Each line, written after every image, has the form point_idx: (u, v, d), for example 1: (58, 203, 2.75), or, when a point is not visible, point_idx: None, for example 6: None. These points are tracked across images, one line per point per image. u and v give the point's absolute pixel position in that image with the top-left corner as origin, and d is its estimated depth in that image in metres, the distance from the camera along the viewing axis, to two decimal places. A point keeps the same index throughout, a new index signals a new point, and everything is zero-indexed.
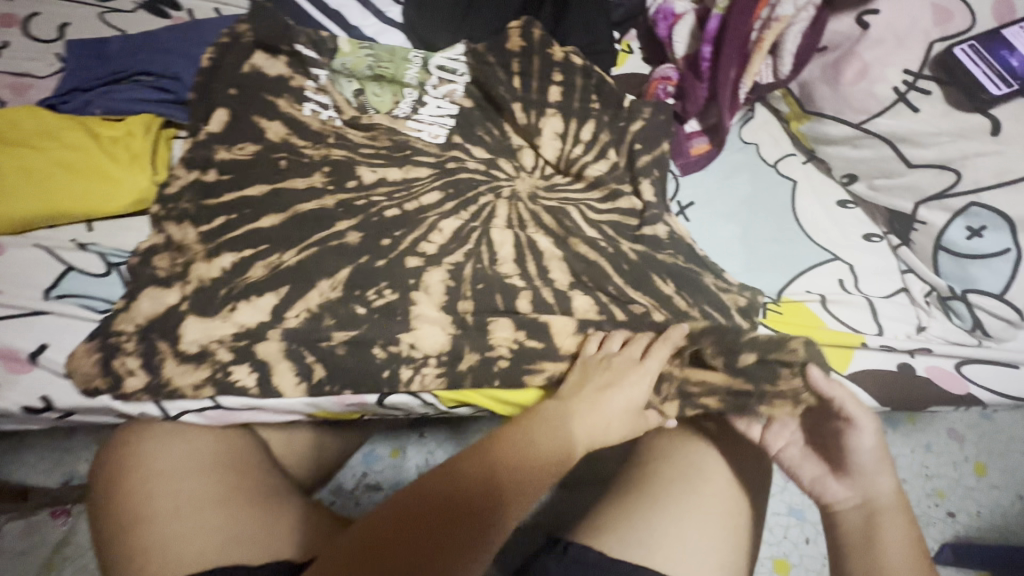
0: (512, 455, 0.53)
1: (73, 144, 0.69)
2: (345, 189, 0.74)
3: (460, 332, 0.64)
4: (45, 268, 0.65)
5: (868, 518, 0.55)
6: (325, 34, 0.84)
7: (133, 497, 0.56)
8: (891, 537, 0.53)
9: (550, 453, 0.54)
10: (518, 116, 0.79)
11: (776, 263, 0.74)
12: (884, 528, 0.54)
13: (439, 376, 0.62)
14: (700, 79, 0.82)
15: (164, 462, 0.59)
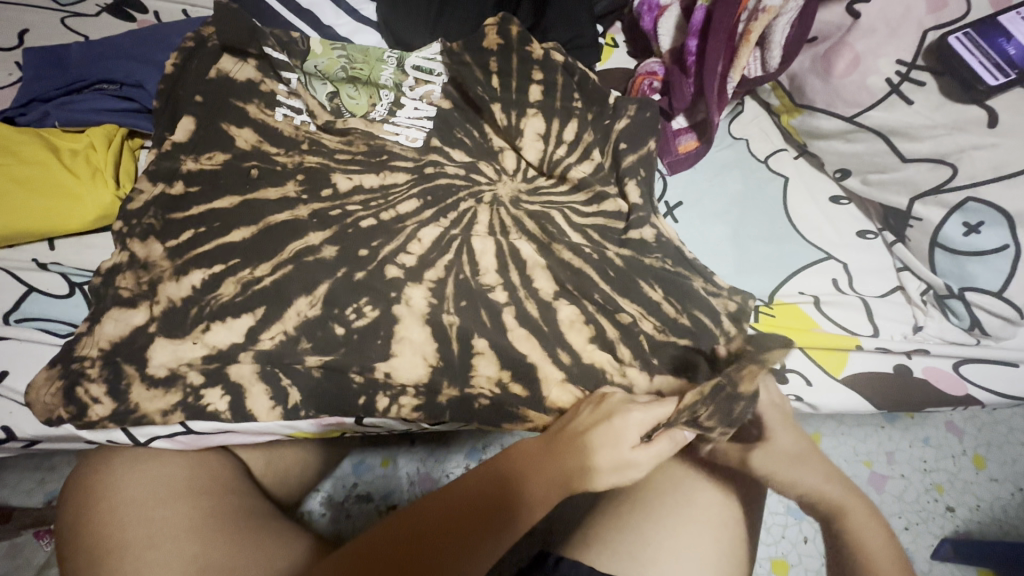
0: (507, 474, 0.53)
1: (30, 159, 0.66)
2: (320, 198, 0.71)
3: (441, 348, 0.62)
4: (5, 290, 0.62)
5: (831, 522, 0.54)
6: (296, 35, 0.81)
7: (104, 523, 0.52)
8: (866, 538, 0.53)
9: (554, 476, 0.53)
10: (498, 118, 0.76)
11: (769, 264, 0.72)
12: (857, 529, 0.53)
13: (416, 410, 0.60)
14: (686, 74, 0.79)
15: (137, 484, 0.55)
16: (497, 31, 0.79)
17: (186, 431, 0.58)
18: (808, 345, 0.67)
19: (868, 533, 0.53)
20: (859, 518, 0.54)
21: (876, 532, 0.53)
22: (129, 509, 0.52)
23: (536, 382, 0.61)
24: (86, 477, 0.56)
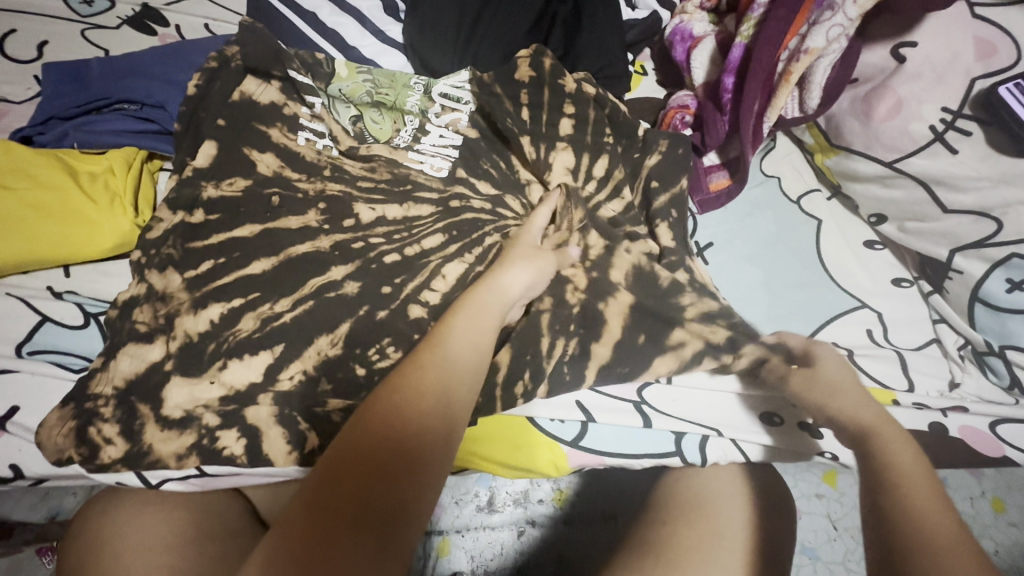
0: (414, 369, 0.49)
1: (49, 184, 0.64)
2: (341, 229, 0.69)
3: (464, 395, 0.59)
4: (19, 320, 0.60)
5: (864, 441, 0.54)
6: (321, 57, 0.80)
7: (105, 542, 0.50)
8: (894, 452, 0.52)
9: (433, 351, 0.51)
10: (527, 152, 0.74)
11: (802, 311, 0.70)
12: (885, 446, 0.52)
13: None
14: (720, 111, 0.77)
15: (136, 515, 0.53)
16: (530, 64, 0.78)
17: (200, 473, 0.55)
18: None
19: (901, 454, 0.52)
20: (894, 444, 0.52)
21: (907, 455, 0.51)
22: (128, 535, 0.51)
23: None
24: (103, 501, 0.55)
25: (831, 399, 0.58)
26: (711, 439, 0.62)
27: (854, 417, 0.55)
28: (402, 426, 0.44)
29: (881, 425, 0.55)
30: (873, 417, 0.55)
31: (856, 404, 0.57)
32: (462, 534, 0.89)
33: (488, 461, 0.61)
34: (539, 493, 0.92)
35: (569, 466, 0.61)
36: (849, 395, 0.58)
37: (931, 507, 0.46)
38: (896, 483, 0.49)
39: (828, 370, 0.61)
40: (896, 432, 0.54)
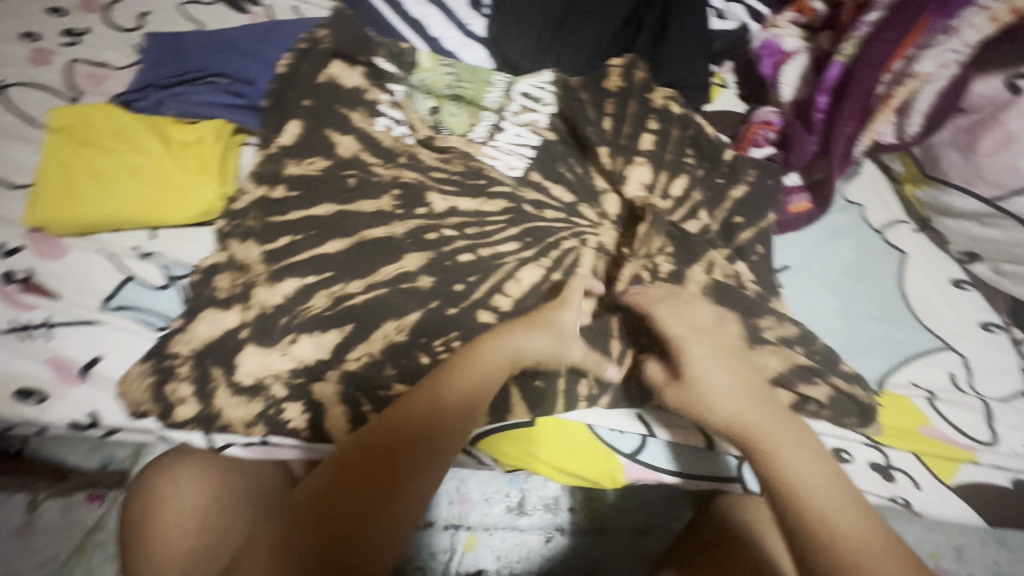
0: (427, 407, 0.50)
1: (145, 148, 0.67)
2: (414, 216, 0.70)
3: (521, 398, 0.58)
4: (106, 276, 0.63)
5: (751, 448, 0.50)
6: (405, 46, 0.80)
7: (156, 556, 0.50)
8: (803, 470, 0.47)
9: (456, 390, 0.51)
10: (604, 158, 0.73)
11: (880, 346, 0.66)
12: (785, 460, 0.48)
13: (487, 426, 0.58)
14: (810, 131, 0.74)
15: (183, 506, 0.53)
16: (621, 75, 0.77)
17: (263, 442, 0.57)
18: (921, 450, 0.61)
19: (802, 465, 0.48)
20: (786, 446, 0.49)
21: (810, 463, 0.48)
22: (182, 533, 0.50)
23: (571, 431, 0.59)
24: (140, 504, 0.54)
25: (710, 397, 0.53)
26: None
27: (736, 421, 0.52)
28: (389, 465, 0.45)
29: (771, 424, 0.51)
30: (760, 415, 0.52)
31: (733, 405, 0.52)
32: (491, 532, 0.97)
33: (546, 465, 0.60)
34: (570, 501, 0.99)
35: (624, 478, 0.60)
36: (729, 378, 0.54)
37: (865, 528, 0.44)
38: (799, 494, 0.46)
39: (686, 362, 0.56)
40: (782, 443, 0.49)
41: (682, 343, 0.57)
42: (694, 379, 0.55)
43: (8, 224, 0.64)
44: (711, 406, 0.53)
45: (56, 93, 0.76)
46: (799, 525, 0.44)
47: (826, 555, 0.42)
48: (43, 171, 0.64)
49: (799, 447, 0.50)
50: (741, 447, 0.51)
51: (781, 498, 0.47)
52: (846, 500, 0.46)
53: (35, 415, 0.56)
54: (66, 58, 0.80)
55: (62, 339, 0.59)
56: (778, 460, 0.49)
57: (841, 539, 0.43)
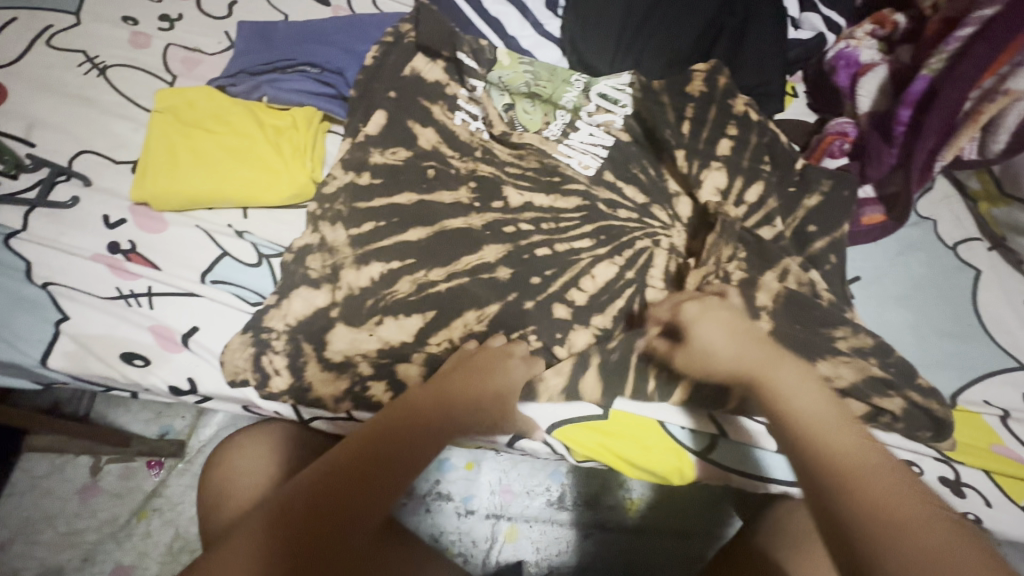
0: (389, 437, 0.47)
1: (243, 131, 0.71)
2: (491, 210, 0.71)
3: (597, 377, 0.60)
4: (202, 251, 0.66)
5: (756, 389, 0.49)
6: (485, 43, 0.82)
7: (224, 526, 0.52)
8: (807, 402, 0.46)
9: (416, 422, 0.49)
10: (680, 163, 0.74)
11: (952, 362, 0.66)
12: (779, 387, 0.48)
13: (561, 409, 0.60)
14: (888, 144, 0.74)
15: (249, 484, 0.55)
16: (704, 79, 0.78)
17: (347, 416, 0.60)
18: (995, 469, 0.60)
19: (804, 392, 0.47)
20: (783, 377, 0.49)
21: (809, 390, 0.47)
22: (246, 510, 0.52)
23: (630, 426, 0.61)
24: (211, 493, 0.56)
25: (708, 350, 0.54)
26: None
27: (738, 363, 0.51)
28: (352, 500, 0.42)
29: (767, 358, 0.51)
30: (754, 352, 0.52)
31: (736, 349, 0.52)
32: (531, 524, 0.98)
33: (614, 456, 0.61)
34: (611, 499, 0.99)
35: (694, 474, 0.61)
36: (726, 327, 0.54)
37: (862, 450, 0.42)
38: (801, 423, 0.45)
39: (702, 329, 0.54)
40: (784, 370, 0.49)
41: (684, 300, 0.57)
42: (698, 326, 0.55)
43: (117, 197, 0.68)
44: (700, 343, 0.54)
45: (155, 75, 0.80)
46: (801, 451, 0.43)
47: (828, 475, 0.40)
48: (150, 148, 0.69)
49: (799, 376, 0.49)
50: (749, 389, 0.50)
51: (783, 427, 0.45)
52: (841, 424, 0.45)
53: (138, 378, 0.60)
54: (163, 42, 0.84)
55: (163, 307, 0.62)
56: (777, 385, 0.48)
57: (845, 457, 0.41)
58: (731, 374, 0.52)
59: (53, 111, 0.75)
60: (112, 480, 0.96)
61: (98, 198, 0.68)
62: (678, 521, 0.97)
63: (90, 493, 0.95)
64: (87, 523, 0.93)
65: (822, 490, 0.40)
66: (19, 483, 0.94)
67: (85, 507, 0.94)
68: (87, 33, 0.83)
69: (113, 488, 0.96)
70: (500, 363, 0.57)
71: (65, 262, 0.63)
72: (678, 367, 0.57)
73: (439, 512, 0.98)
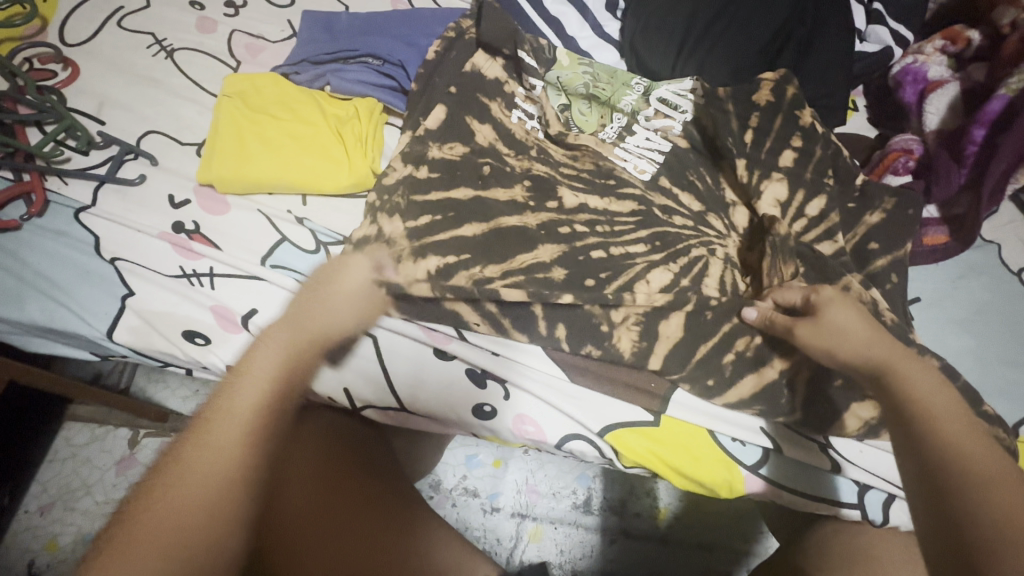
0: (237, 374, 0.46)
1: (308, 120, 0.72)
2: (546, 210, 0.71)
3: (684, 319, 0.63)
4: (263, 235, 0.67)
5: (882, 379, 0.51)
6: (544, 42, 0.82)
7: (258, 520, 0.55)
8: (936, 401, 0.49)
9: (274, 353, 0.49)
10: (740, 172, 0.73)
11: (1017, 392, 0.63)
12: (909, 380, 0.50)
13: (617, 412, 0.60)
14: (958, 163, 0.72)
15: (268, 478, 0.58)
16: (772, 89, 0.77)
17: (403, 320, 0.63)
18: None
19: (929, 389, 0.50)
20: (910, 373, 0.51)
21: (938, 391, 0.50)
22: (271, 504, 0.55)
23: (681, 434, 0.61)
24: None
25: (842, 334, 0.54)
26: (900, 501, 0.59)
27: (867, 351, 0.52)
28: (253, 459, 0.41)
29: (893, 354, 0.53)
30: (883, 344, 0.53)
31: (867, 335, 0.53)
32: (556, 526, 0.97)
33: (664, 464, 0.60)
34: (638, 506, 0.99)
35: (744, 489, 0.60)
36: (857, 315, 0.55)
37: (987, 456, 0.46)
38: (934, 421, 0.47)
39: (833, 313, 0.55)
40: (916, 367, 0.52)
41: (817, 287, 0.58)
42: (827, 308, 0.56)
43: (182, 177, 0.70)
44: (829, 320, 0.55)
45: (220, 60, 0.82)
46: (931, 446, 0.46)
47: (955, 475, 0.44)
48: (218, 131, 0.70)
49: (927, 374, 0.52)
50: (871, 377, 0.52)
51: (913, 418, 0.48)
52: (965, 425, 0.48)
53: (197, 356, 0.62)
54: (228, 28, 0.85)
55: (224, 288, 0.63)
56: (904, 380, 0.51)
57: (972, 459, 0.45)
58: (858, 360, 0.53)
59: (123, 91, 0.77)
60: (148, 454, 0.98)
61: (164, 177, 0.69)
62: (704, 534, 0.96)
63: (127, 465, 0.96)
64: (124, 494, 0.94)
65: (946, 485, 0.44)
66: (60, 451, 0.96)
67: (121, 478, 0.96)
68: (156, 16, 0.85)
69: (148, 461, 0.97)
70: (342, 269, 0.62)
71: (131, 239, 0.65)
72: (801, 343, 0.56)
73: (464, 507, 0.98)
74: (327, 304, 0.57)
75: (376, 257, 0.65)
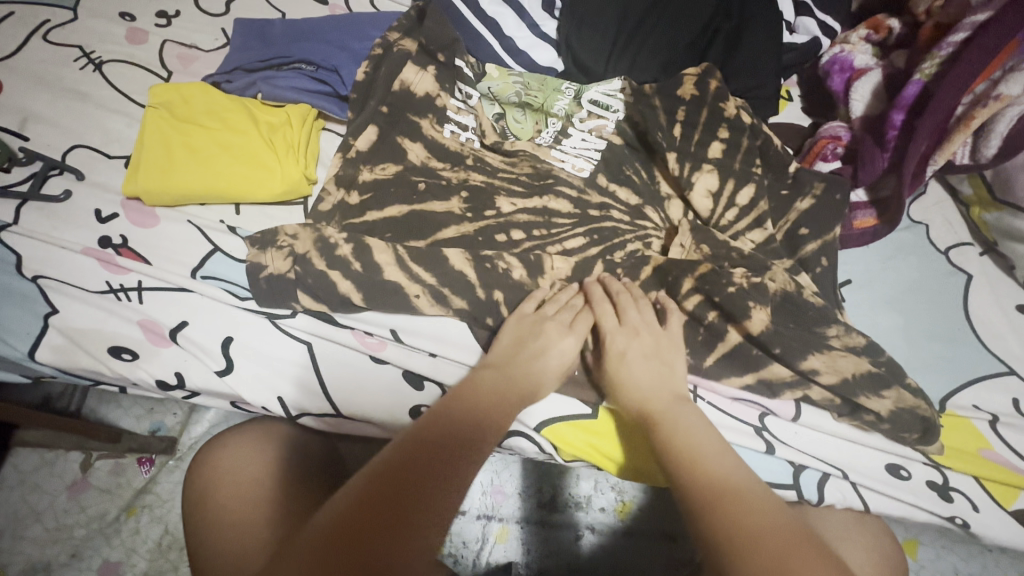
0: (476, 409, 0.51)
1: (239, 128, 0.71)
2: (483, 218, 0.71)
3: None
4: (193, 246, 0.66)
5: (648, 422, 0.53)
6: (474, 62, 0.83)
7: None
8: (685, 428, 0.51)
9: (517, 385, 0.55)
10: (672, 166, 0.74)
11: (940, 366, 0.65)
12: (672, 426, 0.51)
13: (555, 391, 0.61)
14: (882, 147, 0.74)
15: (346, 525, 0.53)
16: (696, 84, 0.78)
17: (334, 325, 0.63)
18: (982, 474, 0.59)
19: (689, 428, 0.51)
20: (681, 426, 0.51)
21: (705, 437, 0.51)
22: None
23: (617, 428, 0.61)
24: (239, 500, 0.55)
25: (622, 381, 0.56)
26: (833, 479, 0.60)
27: (642, 404, 0.54)
28: (355, 554, 0.38)
29: (669, 409, 0.53)
30: (664, 397, 0.54)
31: (641, 378, 0.56)
32: (523, 526, 0.93)
33: (599, 454, 0.61)
34: (603, 501, 0.94)
35: None
36: (647, 371, 0.56)
37: (737, 480, 0.47)
38: (695, 464, 0.48)
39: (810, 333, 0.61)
40: (679, 407, 0.53)
41: (610, 336, 0.59)
42: (621, 367, 0.57)
43: (109, 191, 0.68)
44: (627, 394, 0.56)
45: (150, 71, 0.80)
46: (683, 483, 0.47)
47: (716, 536, 0.42)
48: (145, 144, 0.69)
49: (695, 422, 0.52)
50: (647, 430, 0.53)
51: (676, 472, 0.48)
52: (723, 455, 0.49)
53: (126, 372, 0.61)
54: (160, 38, 0.84)
55: (151, 302, 0.62)
56: (671, 433, 0.51)
57: (708, 488, 0.46)
58: (637, 410, 0.54)
59: (48, 106, 0.75)
60: (101, 476, 0.95)
61: (91, 192, 0.68)
62: (674, 526, 0.91)
63: (79, 489, 0.94)
64: (76, 518, 0.92)
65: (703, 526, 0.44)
66: (7, 478, 0.94)
67: (73, 503, 0.93)
68: (84, 28, 0.83)
69: (100, 484, 0.95)
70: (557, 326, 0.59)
71: (55, 255, 0.63)
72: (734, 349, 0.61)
73: None
74: (545, 365, 0.57)
75: (562, 316, 0.60)
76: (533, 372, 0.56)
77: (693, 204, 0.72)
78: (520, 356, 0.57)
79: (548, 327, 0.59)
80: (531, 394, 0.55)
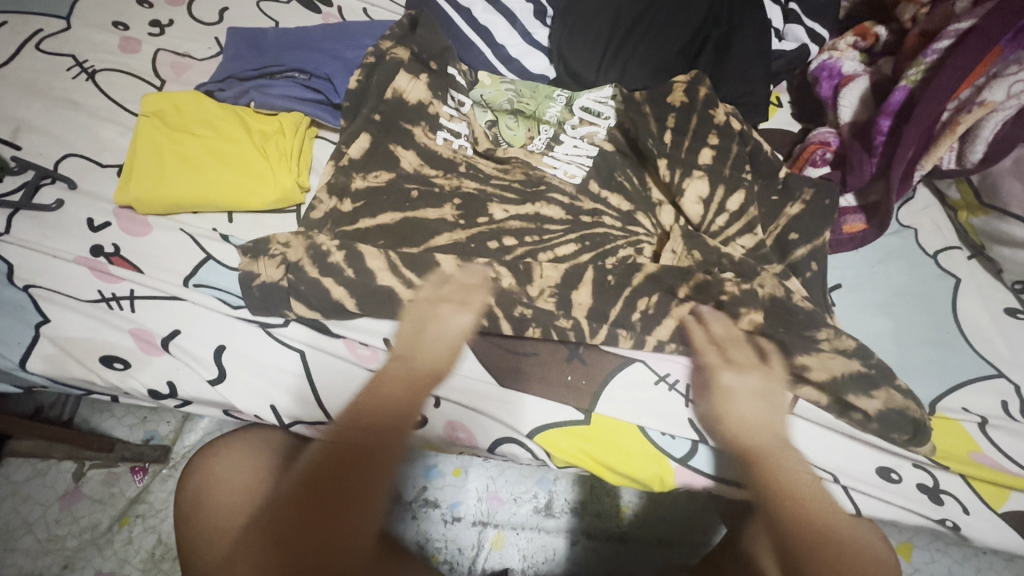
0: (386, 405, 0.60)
1: (232, 137, 0.72)
2: (475, 225, 0.71)
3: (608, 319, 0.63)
4: (186, 255, 0.66)
5: (753, 457, 0.59)
6: (466, 70, 0.83)
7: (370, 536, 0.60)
8: (783, 471, 0.59)
9: (421, 372, 0.61)
10: (663, 172, 0.74)
11: (930, 370, 0.66)
12: (784, 469, 0.59)
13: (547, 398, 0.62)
14: (869, 153, 0.75)
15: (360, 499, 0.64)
16: (685, 91, 0.78)
17: (326, 333, 0.63)
18: (971, 477, 0.60)
19: (784, 467, 0.59)
20: (782, 468, 0.59)
21: (795, 476, 0.59)
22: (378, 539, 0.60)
23: (609, 434, 0.61)
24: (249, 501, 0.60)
25: (728, 413, 0.61)
26: (824, 483, 0.60)
27: (756, 441, 0.60)
28: (280, 549, 0.54)
29: (774, 449, 0.60)
30: (767, 436, 0.60)
31: (756, 415, 0.60)
32: (517, 532, 0.93)
33: (592, 460, 0.61)
34: (598, 506, 0.94)
35: (674, 482, 0.61)
36: (753, 407, 0.61)
37: (819, 520, 0.58)
38: (791, 505, 0.58)
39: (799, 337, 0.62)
40: (782, 446, 0.60)
41: (716, 369, 0.62)
42: (725, 400, 0.61)
43: (101, 200, 0.68)
44: (727, 425, 0.60)
45: (143, 80, 0.81)
46: (801, 528, 0.57)
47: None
48: (137, 153, 0.69)
49: (792, 463, 0.60)
50: (745, 462, 0.60)
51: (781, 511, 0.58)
52: (812, 496, 0.59)
53: (117, 381, 0.61)
54: (153, 47, 0.84)
55: (142, 311, 0.62)
56: (779, 477, 0.59)
57: (817, 531, 0.57)
58: (733, 441, 0.60)
59: (40, 114, 0.75)
60: (94, 486, 0.94)
61: (82, 201, 0.68)
62: (671, 531, 0.91)
63: (71, 499, 0.93)
64: (68, 529, 0.91)
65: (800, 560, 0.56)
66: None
67: (65, 513, 0.92)
68: (76, 37, 0.83)
69: (93, 494, 0.94)
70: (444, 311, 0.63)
71: (47, 265, 0.63)
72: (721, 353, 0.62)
73: (425, 519, 0.93)
74: (441, 352, 0.62)
75: (456, 295, 0.64)
76: (434, 357, 0.62)
77: (684, 210, 0.73)
78: (416, 343, 0.62)
79: (443, 308, 0.63)
80: (435, 377, 0.62)
